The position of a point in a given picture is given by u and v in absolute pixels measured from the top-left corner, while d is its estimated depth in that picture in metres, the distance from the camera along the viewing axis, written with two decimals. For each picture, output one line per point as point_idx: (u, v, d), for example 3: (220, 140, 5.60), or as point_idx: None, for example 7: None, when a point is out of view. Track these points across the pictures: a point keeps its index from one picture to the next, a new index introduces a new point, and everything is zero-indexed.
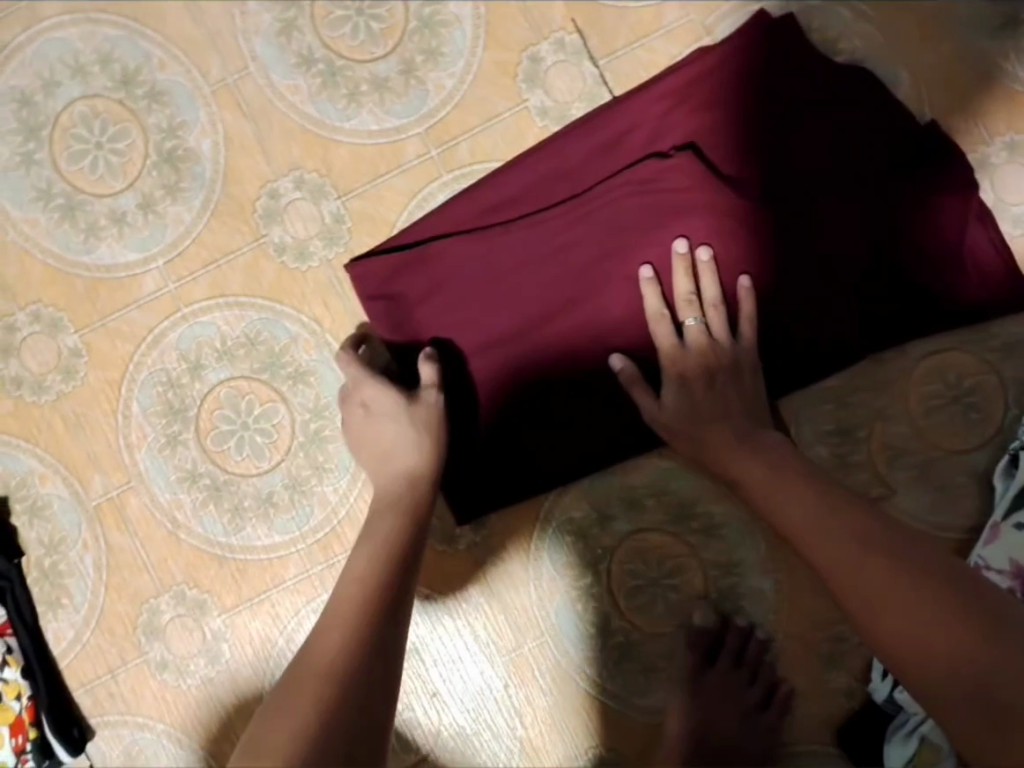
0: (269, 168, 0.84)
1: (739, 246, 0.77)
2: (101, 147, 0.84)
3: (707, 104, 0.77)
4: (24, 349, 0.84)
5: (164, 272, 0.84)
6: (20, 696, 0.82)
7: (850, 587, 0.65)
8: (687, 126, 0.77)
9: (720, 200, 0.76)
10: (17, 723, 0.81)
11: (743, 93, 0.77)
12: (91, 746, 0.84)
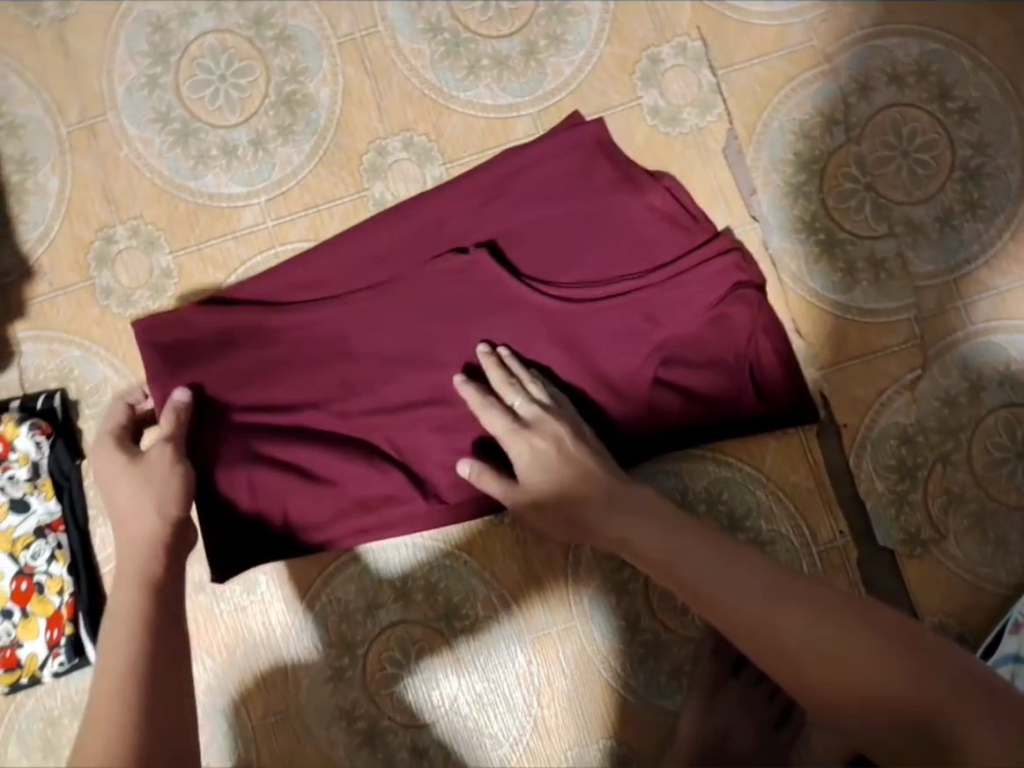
0: (381, 125, 0.86)
1: (634, 340, 0.79)
2: (224, 81, 0.87)
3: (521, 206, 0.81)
4: (119, 262, 0.87)
5: (264, 209, 0.87)
6: (62, 592, 0.84)
7: (743, 631, 0.60)
8: (503, 224, 0.81)
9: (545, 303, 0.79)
10: (55, 617, 0.84)
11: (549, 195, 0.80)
12: None
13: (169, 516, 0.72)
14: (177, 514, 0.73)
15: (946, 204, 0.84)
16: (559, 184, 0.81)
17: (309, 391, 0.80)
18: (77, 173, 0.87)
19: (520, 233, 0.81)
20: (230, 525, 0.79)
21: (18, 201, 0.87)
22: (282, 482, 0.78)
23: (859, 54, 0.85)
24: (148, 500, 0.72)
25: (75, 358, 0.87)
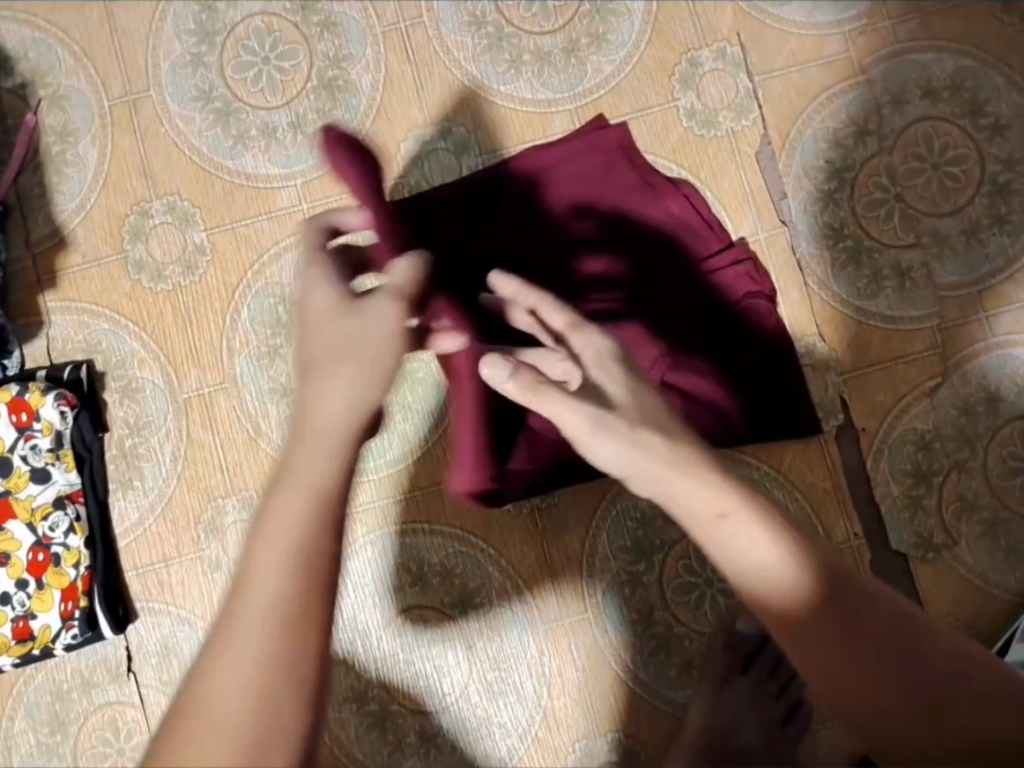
0: (421, 114, 0.87)
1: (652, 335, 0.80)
2: (268, 63, 0.88)
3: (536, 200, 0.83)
4: (152, 237, 0.87)
5: (300, 191, 0.87)
6: (78, 565, 0.84)
7: (796, 622, 0.51)
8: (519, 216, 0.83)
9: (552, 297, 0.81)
10: (70, 589, 0.83)
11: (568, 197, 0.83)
12: (131, 628, 0.86)
13: (365, 407, 0.55)
14: (373, 406, 0.55)
15: (973, 218, 0.85)
16: (576, 182, 0.83)
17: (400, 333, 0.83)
18: (116, 147, 0.88)
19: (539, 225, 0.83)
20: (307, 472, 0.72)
21: (56, 172, 0.88)
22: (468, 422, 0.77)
23: (895, 67, 0.87)
24: (349, 403, 0.54)
25: (104, 331, 0.87)
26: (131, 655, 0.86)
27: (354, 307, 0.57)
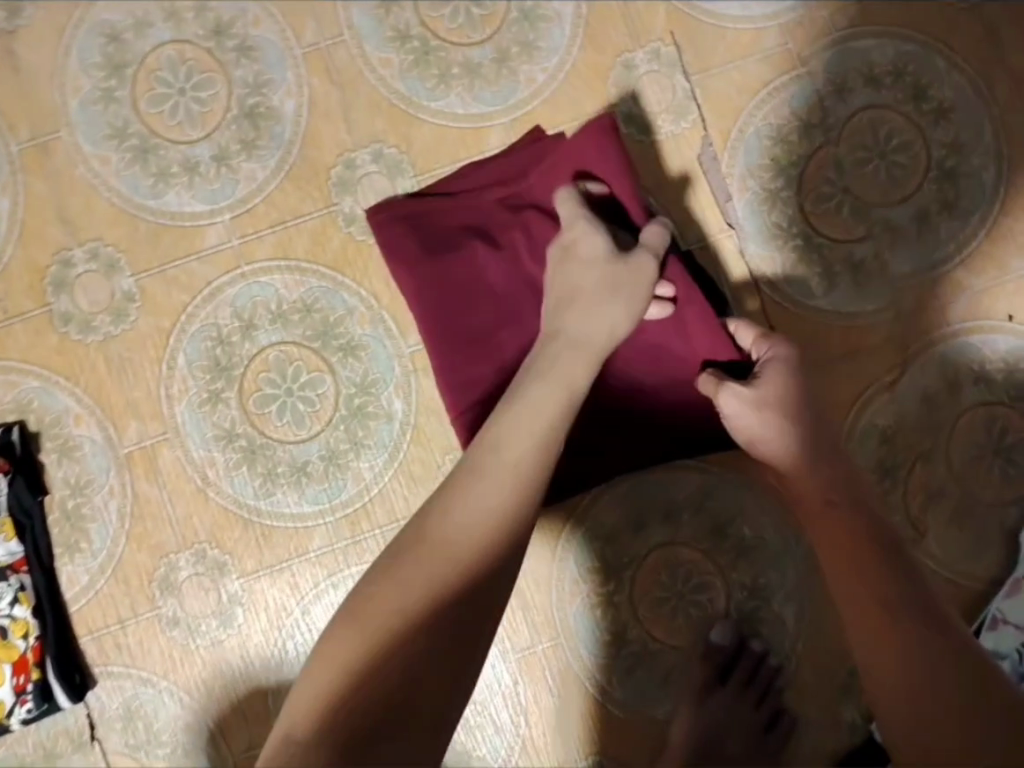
0: (349, 137, 0.83)
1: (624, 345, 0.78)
2: (184, 94, 0.83)
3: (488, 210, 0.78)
4: (76, 287, 0.83)
5: (229, 226, 0.83)
6: (27, 636, 0.80)
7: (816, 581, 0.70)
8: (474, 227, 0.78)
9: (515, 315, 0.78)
10: (21, 662, 0.80)
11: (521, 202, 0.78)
12: (90, 695, 0.83)
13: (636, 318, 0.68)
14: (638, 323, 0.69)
15: (922, 205, 0.84)
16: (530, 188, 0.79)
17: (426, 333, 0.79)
18: (30, 195, 0.83)
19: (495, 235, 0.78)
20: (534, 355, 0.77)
21: None
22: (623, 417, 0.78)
23: (834, 57, 0.84)
24: (626, 315, 0.68)
25: (34, 389, 0.83)
26: (93, 722, 0.83)
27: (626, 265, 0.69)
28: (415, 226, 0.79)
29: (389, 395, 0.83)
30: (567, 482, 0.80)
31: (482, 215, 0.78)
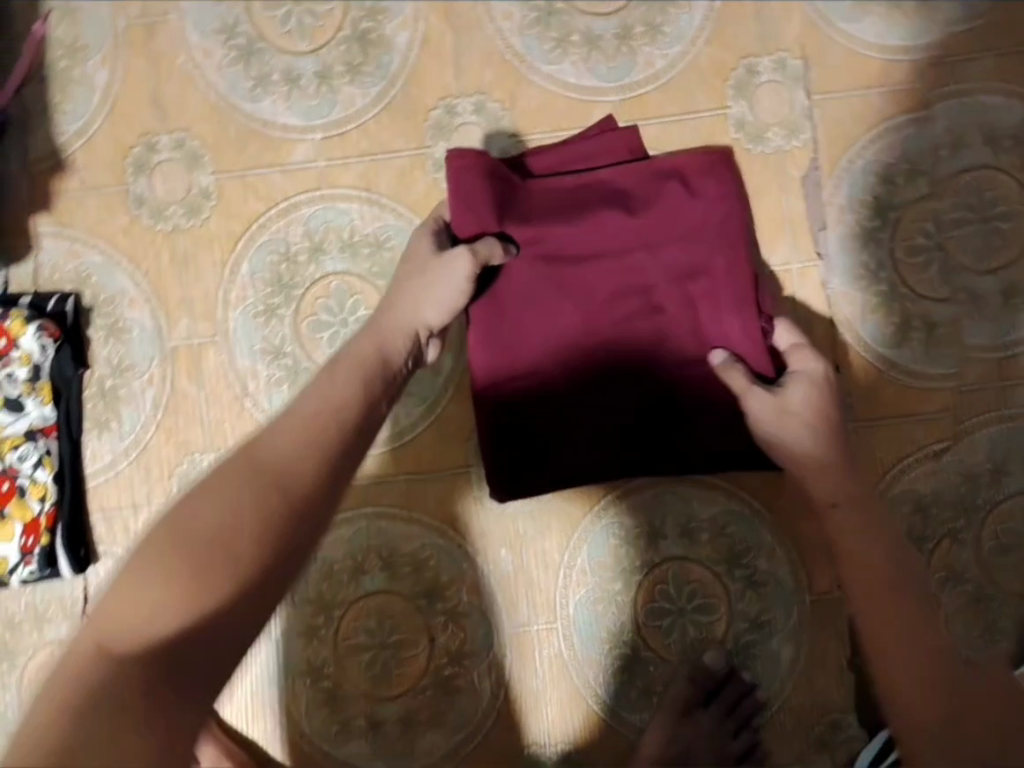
0: (454, 83, 0.82)
1: (671, 353, 0.77)
2: (299, 5, 0.83)
3: (557, 195, 0.77)
4: (157, 172, 0.83)
5: (318, 147, 0.83)
6: (43, 500, 0.81)
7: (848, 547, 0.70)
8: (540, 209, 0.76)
9: (570, 302, 0.77)
10: (33, 524, 0.80)
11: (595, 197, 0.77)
12: (91, 571, 0.83)
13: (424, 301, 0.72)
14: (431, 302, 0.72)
15: (1013, 280, 0.81)
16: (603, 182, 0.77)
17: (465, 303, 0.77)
18: (129, 72, 0.83)
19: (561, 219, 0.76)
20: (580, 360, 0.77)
21: (61, 90, 0.84)
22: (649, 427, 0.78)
23: (961, 106, 0.82)
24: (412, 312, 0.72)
25: (97, 264, 0.83)
26: (88, 595, 0.84)
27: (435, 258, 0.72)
28: (496, 186, 0.76)
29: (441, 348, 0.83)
30: (584, 475, 0.79)
31: (565, 198, 0.77)
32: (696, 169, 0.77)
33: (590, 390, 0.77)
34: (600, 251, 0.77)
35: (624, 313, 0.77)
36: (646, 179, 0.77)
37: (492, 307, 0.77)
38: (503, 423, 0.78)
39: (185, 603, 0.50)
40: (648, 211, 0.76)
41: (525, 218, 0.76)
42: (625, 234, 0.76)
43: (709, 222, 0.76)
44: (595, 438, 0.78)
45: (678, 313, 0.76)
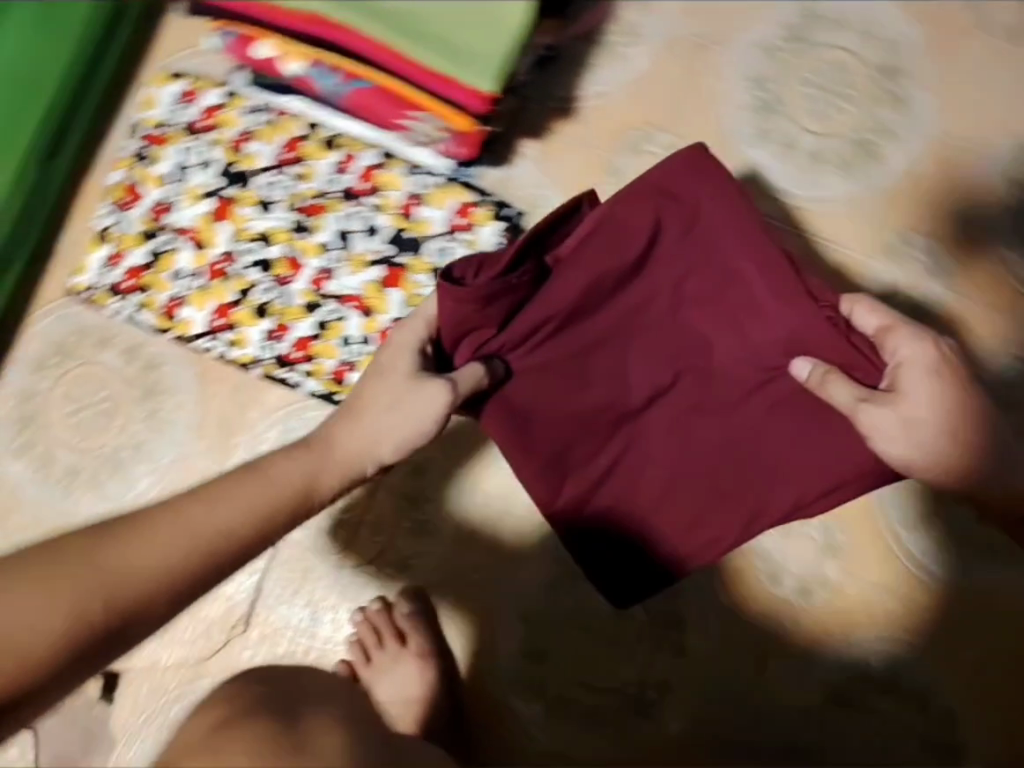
0: (923, 221, 0.88)
1: (727, 413, 0.76)
2: (827, 92, 0.91)
3: (602, 233, 0.73)
4: (641, 158, 0.91)
5: (781, 208, 0.89)
6: None
7: None
8: (588, 284, 0.73)
9: (666, 393, 0.77)
10: None
11: (650, 261, 0.75)
12: None
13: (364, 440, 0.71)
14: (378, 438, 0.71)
15: None
16: (634, 212, 0.72)
17: (561, 394, 0.77)
18: (662, 72, 0.92)
19: (606, 271, 0.73)
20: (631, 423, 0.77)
21: (603, 56, 0.92)
22: (698, 496, 0.77)
23: None
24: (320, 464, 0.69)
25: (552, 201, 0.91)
26: None
27: (416, 382, 0.71)
28: (482, 301, 0.71)
29: None
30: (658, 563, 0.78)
31: (584, 239, 0.73)
32: (663, 180, 0.72)
33: (654, 486, 0.78)
34: (673, 281, 0.75)
35: (686, 404, 0.77)
36: (600, 224, 0.73)
37: (572, 390, 0.77)
38: (567, 465, 0.78)
39: (66, 620, 0.54)
40: (597, 260, 0.73)
41: (505, 298, 0.72)
42: (590, 293, 0.74)
43: (719, 235, 0.73)
44: (692, 503, 0.77)
45: (731, 383, 0.76)
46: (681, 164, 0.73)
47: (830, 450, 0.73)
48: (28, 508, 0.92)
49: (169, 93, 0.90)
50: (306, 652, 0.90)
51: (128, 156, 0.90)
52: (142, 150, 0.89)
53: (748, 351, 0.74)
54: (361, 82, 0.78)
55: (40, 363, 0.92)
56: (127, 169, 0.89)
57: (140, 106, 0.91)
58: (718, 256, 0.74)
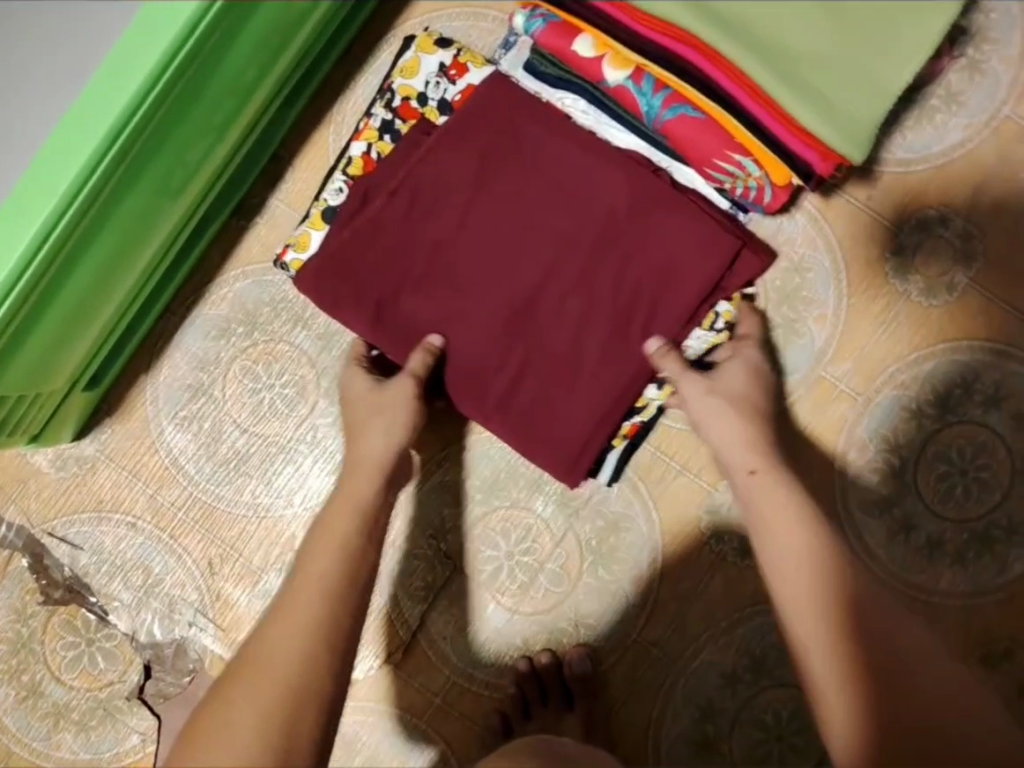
0: None
1: (619, 315, 0.75)
2: None
3: (408, 180, 0.74)
4: (927, 240, 0.83)
5: None
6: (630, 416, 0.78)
7: None
8: (431, 192, 0.75)
9: (466, 232, 0.75)
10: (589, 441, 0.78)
11: (471, 139, 0.75)
12: (615, 488, 0.84)
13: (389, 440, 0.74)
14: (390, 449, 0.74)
15: None
16: (464, 154, 0.74)
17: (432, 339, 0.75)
18: (975, 152, 0.83)
19: (438, 167, 0.74)
20: (476, 313, 0.75)
21: (915, 120, 0.83)
22: (596, 370, 0.75)
23: None
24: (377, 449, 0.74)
25: (821, 265, 0.84)
26: (589, 500, 0.84)
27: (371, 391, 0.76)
28: (356, 206, 0.77)
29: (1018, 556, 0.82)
30: (532, 409, 0.75)
31: (404, 180, 0.74)
32: (473, 108, 0.75)
33: (512, 310, 0.75)
34: (531, 155, 0.75)
35: (532, 274, 0.75)
36: (457, 120, 0.75)
37: (432, 321, 0.75)
38: (469, 372, 0.75)
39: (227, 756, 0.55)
40: (496, 161, 0.75)
41: (377, 197, 0.76)
42: (456, 180, 0.74)
43: (542, 134, 0.75)
44: (585, 383, 0.75)
45: (558, 224, 0.75)
46: (494, 89, 0.75)
47: (692, 243, 0.73)
48: (188, 485, 0.83)
49: (434, 62, 0.78)
50: (459, 697, 0.84)
51: (372, 126, 0.79)
52: (391, 122, 0.79)
53: (591, 192, 0.74)
54: (688, 108, 0.69)
55: (226, 327, 0.84)
56: (372, 140, 0.79)
57: (397, 68, 0.79)
58: (555, 170, 0.75)
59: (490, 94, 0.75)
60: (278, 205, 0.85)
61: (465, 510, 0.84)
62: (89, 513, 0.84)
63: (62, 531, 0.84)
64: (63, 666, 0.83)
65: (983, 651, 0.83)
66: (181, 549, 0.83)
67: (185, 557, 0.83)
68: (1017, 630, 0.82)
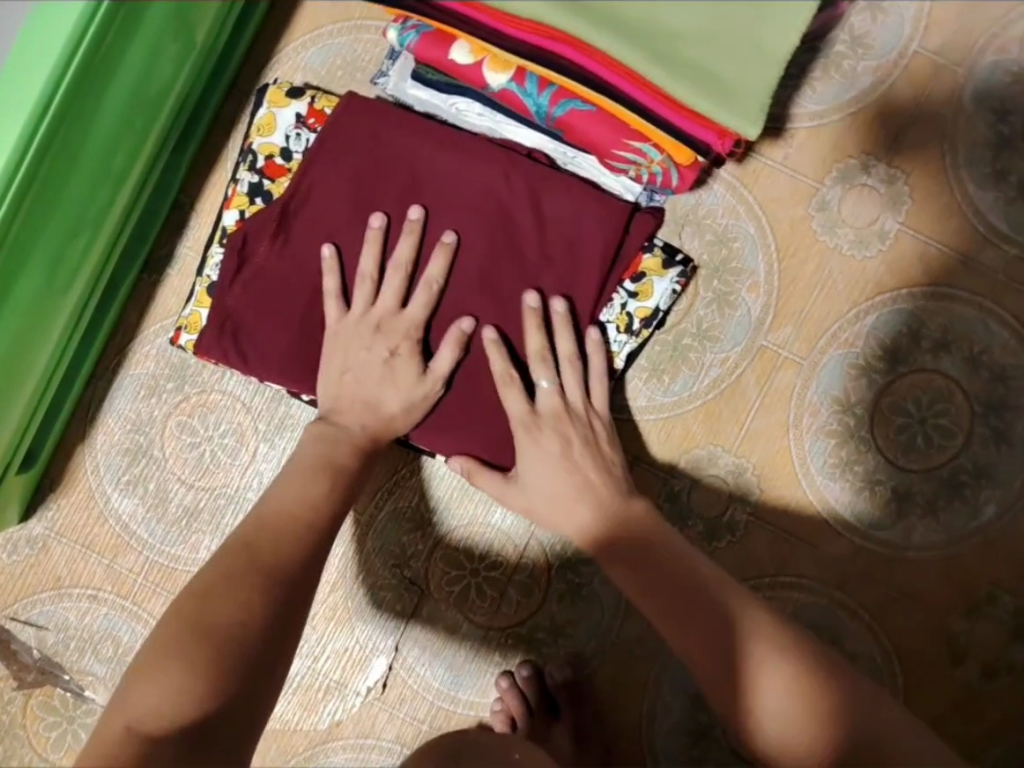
0: None
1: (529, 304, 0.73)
2: None
3: (289, 207, 0.73)
4: (852, 191, 0.81)
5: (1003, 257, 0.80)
6: None
7: None
8: (312, 218, 0.73)
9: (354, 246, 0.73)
10: None
11: (344, 157, 0.72)
12: None
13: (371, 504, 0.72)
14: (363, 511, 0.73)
15: None
16: (339, 175, 0.72)
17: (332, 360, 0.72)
18: (890, 93, 0.80)
19: (317, 190, 0.73)
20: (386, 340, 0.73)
21: (823, 69, 0.81)
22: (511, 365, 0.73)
23: None
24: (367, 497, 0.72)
25: (747, 233, 0.82)
26: None
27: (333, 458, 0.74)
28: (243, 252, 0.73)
29: (988, 496, 0.81)
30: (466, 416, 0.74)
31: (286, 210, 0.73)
32: (339, 127, 0.73)
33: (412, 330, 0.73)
34: (408, 168, 0.73)
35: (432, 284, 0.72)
36: (327, 141, 0.73)
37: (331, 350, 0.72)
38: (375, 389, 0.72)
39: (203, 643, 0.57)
40: (372, 178, 0.73)
41: (260, 239, 0.73)
42: (334, 201, 0.73)
43: (414, 144, 0.73)
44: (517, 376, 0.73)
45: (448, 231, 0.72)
46: (357, 109, 0.73)
47: (588, 219, 0.72)
48: (143, 550, 0.82)
49: (290, 114, 0.77)
50: (446, 720, 0.83)
51: (241, 191, 0.77)
52: (259, 184, 0.76)
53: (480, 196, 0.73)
54: (577, 102, 0.68)
55: (155, 384, 0.82)
56: (243, 207, 0.77)
57: (254, 129, 0.77)
58: (434, 179, 0.73)
59: (356, 112, 0.73)
60: (188, 252, 0.83)
61: (424, 535, 0.83)
62: (48, 593, 0.83)
63: (25, 613, 0.83)
64: (49, 746, 0.83)
65: (966, 595, 0.81)
66: (147, 614, 0.82)
67: (152, 621, 0.82)
68: (998, 570, 0.81)
